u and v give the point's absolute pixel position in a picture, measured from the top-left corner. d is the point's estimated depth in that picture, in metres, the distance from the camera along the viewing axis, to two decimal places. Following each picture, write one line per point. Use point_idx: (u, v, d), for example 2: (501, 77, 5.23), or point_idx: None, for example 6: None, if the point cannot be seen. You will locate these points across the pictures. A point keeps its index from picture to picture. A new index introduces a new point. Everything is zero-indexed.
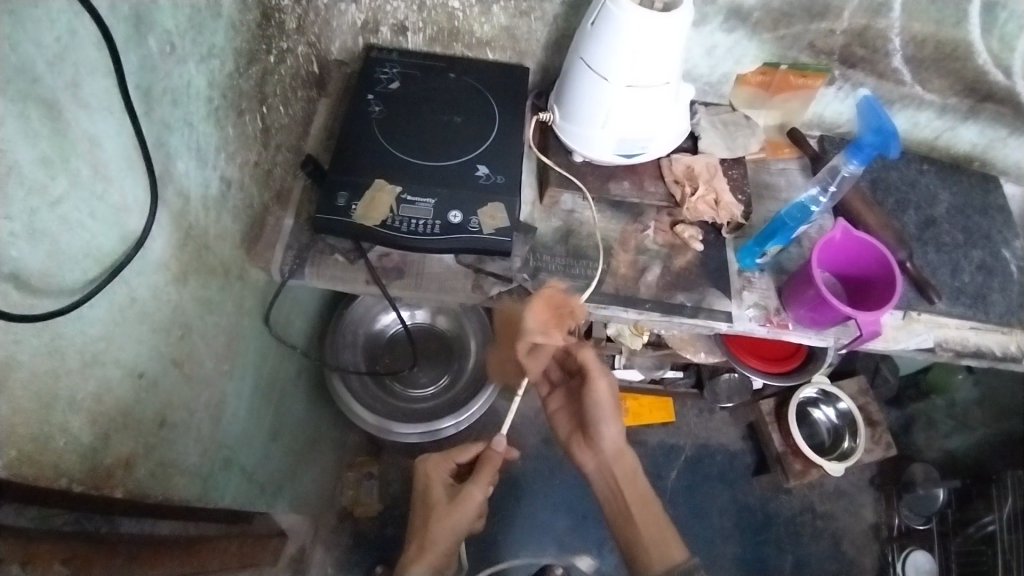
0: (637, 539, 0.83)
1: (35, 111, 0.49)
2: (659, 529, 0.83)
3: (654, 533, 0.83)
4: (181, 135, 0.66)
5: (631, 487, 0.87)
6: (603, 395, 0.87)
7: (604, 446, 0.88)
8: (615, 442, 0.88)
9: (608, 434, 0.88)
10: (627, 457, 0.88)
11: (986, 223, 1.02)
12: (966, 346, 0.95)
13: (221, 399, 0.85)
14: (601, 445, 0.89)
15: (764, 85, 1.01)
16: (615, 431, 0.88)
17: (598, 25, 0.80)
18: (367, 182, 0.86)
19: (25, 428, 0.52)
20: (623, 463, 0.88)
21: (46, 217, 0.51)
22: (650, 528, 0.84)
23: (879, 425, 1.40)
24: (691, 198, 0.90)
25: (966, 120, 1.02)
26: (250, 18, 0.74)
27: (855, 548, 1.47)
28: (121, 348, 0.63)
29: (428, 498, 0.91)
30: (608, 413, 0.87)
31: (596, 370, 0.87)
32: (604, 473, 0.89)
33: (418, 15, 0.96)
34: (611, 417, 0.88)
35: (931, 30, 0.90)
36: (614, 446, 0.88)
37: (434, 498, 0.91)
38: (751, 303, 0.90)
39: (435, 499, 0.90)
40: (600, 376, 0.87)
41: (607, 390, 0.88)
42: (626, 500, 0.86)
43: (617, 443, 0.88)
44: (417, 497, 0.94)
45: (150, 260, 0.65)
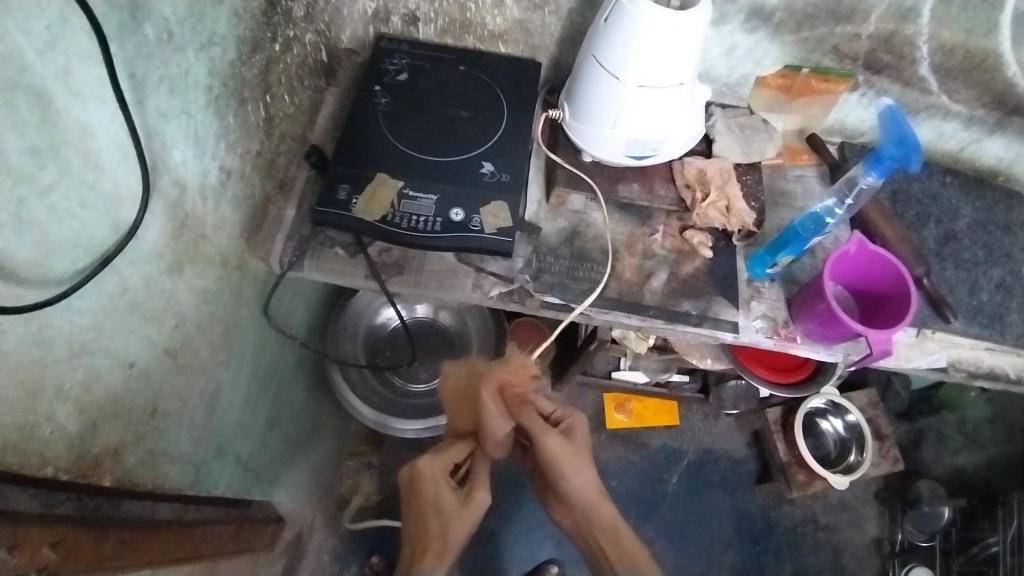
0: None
1: (24, 100, 0.48)
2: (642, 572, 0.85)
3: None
4: (178, 124, 0.65)
5: (611, 543, 0.86)
6: (555, 453, 0.84)
7: (573, 495, 0.86)
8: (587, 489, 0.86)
9: (574, 485, 0.85)
10: (603, 502, 0.87)
11: (1007, 240, 0.98)
12: (979, 367, 0.92)
13: (216, 389, 0.85)
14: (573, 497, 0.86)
15: (784, 89, 0.98)
16: (581, 477, 0.85)
17: (611, 22, 0.77)
18: (369, 175, 0.84)
19: (9, 417, 0.52)
20: (600, 508, 0.87)
21: (33, 206, 0.51)
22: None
23: (887, 439, 1.37)
24: (702, 204, 0.88)
25: (992, 133, 0.98)
26: (255, 5, 0.72)
27: (856, 561, 1.44)
28: (111, 338, 0.62)
29: (439, 505, 0.86)
30: (568, 463, 0.85)
31: (543, 430, 0.84)
32: (582, 523, 0.88)
33: (430, 5, 0.94)
34: (574, 468, 0.85)
35: (961, 39, 0.86)
36: (585, 492, 0.86)
37: (447, 504, 0.86)
38: (759, 314, 0.88)
39: (449, 507, 0.86)
40: (546, 434, 0.84)
41: (558, 444, 0.84)
42: (609, 550, 0.86)
43: (590, 491, 0.86)
44: (423, 504, 0.88)
45: (142, 249, 0.64)
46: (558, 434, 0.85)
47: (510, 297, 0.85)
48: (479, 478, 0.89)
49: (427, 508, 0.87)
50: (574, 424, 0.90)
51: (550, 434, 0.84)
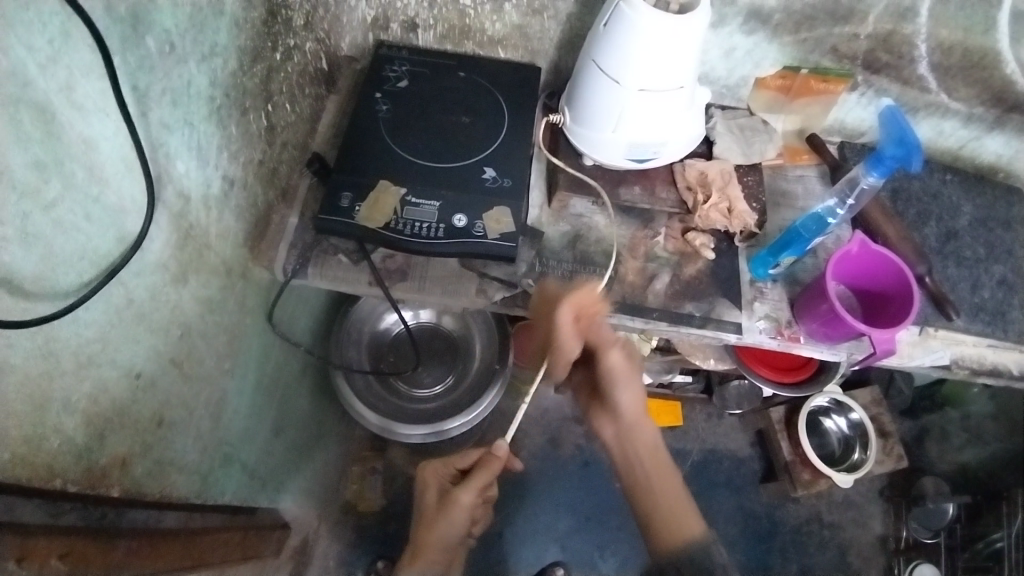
0: (649, 513, 0.74)
1: (26, 115, 0.48)
2: (674, 509, 0.74)
3: (669, 517, 0.73)
4: (181, 135, 0.65)
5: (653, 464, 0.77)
6: (617, 369, 0.79)
7: (622, 409, 0.79)
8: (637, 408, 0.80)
9: (624, 399, 0.79)
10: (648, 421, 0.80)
11: (1009, 237, 0.99)
12: (982, 364, 0.92)
13: (222, 398, 0.85)
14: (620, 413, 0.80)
15: (784, 89, 0.98)
16: (632, 394, 0.79)
17: (611, 26, 0.77)
18: (371, 182, 0.85)
19: (17, 430, 0.52)
20: (647, 429, 0.79)
21: (39, 221, 0.51)
22: (660, 504, 0.74)
23: (891, 437, 1.37)
24: (703, 206, 0.88)
25: (992, 130, 0.98)
26: (255, 14, 0.72)
27: (861, 559, 1.44)
28: (117, 350, 0.62)
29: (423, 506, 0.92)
30: (624, 378, 0.79)
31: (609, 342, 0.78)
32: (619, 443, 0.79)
33: (429, 11, 0.95)
34: (628, 383, 0.79)
35: (959, 37, 0.86)
36: (634, 410, 0.79)
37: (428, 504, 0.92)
38: (762, 315, 0.88)
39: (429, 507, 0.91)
40: (613, 349, 0.78)
41: (622, 360, 0.79)
42: (646, 473, 0.77)
43: (636, 411, 0.79)
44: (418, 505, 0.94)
45: (147, 261, 0.65)
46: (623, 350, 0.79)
47: (515, 301, 0.85)
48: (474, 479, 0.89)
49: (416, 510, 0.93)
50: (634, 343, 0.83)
51: (615, 350, 0.78)
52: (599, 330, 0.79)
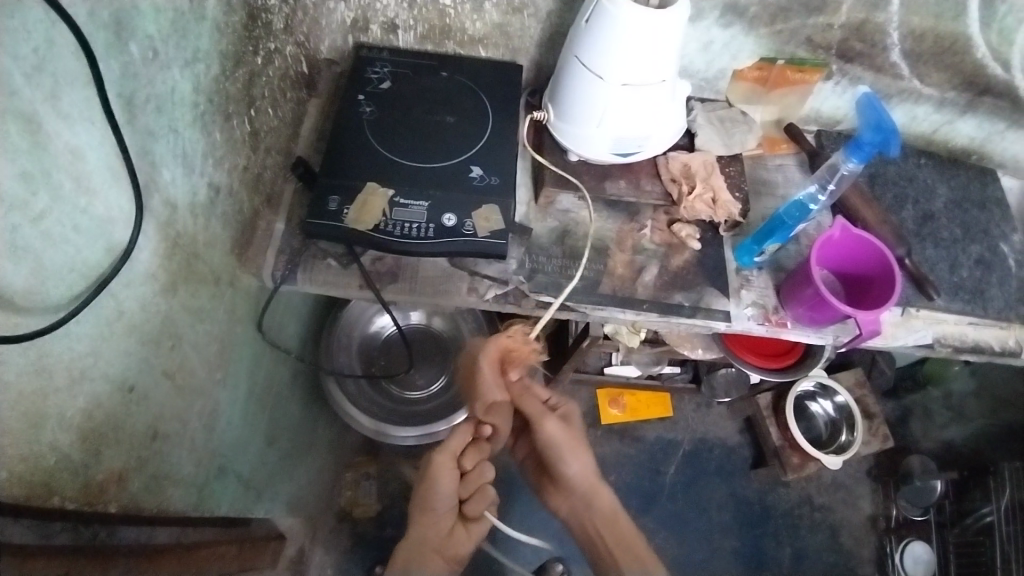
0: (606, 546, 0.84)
1: (13, 125, 0.47)
2: (627, 547, 0.84)
3: (617, 545, 0.84)
4: (166, 142, 0.64)
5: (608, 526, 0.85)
6: (555, 442, 0.84)
7: (571, 480, 0.85)
8: (583, 476, 0.85)
9: (574, 471, 0.85)
10: (600, 488, 0.86)
11: (983, 217, 1.01)
12: (964, 342, 0.94)
13: (215, 408, 0.84)
14: (572, 480, 0.85)
15: (760, 81, 1.00)
16: (579, 464, 0.85)
17: (592, 23, 0.78)
18: (359, 185, 0.84)
19: (12, 449, 0.51)
20: (595, 495, 0.85)
21: (27, 233, 0.50)
22: (618, 541, 0.84)
23: (876, 418, 1.40)
24: (688, 197, 0.89)
25: (964, 114, 1.01)
26: (236, 19, 0.72)
27: (852, 539, 1.47)
28: (109, 362, 0.61)
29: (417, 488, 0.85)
30: (565, 450, 0.84)
31: (541, 416, 0.84)
32: (581, 511, 0.87)
33: (409, 12, 0.95)
34: (571, 452, 0.85)
35: (930, 24, 0.89)
36: (585, 479, 0.85)
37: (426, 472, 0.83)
38: (750, 302, 0.89)
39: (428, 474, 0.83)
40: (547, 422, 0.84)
41: (559, 431, 0.84)
42: (608, 523, 0.85)
43: (587, 479, 0.85)
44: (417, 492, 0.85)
45: (137, 271, 0.64)
46: (557, 419, 0.85)
47: (506, 299, 0.86)
48: (450, 447, 0.82)
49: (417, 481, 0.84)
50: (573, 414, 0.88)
51: (545, 421, 0.84)
52: (528, 403, 0.85)
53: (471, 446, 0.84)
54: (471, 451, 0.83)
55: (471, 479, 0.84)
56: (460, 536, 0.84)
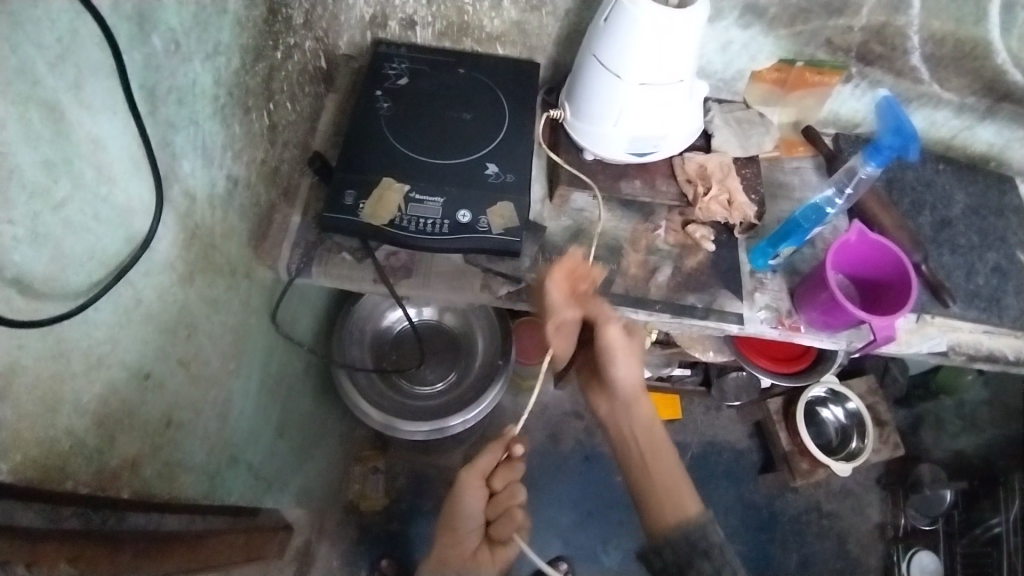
0: (645, 490, 0.74)
1: (36, 114, 0.48)
2: (671, 484, 0.74)
3: (659, 479, 0.74)
4: (186, 133, 0.65)
5: (643, 435, 0.77)
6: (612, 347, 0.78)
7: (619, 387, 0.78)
8: (632, 384, 0.79)
9: (623, 375, 0.78)
10: (644, 401, 0.78)
11: (1001, 225, 1.00)
12: (979, 350, 0.93)
13: (228, 399, 0.85)
14: (620, 386, 0.79)
15: (779, 82, 0.99)
16: (631, 371, 0.78)
17: (611, 21, 0.78)
18: (374, 180, 0.85)
19: (29, 432, 0.52)
20: (640, 404, 0.78)
21: (48, 220, 0.51)
22: (659, 473, 0.74)
23: (887, 425, 1.39)
24: (704, 198, 0.89)
25: (984, 120, 1.00)
26: (257, 13, 0.72)
27: (860, 546, 1.46)
28: (126, 350, 0.62)
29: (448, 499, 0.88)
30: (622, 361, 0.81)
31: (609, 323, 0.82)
32: (619, 420, 0.79)
33: (428, 9, 0.95)
34: (626, 359, 0.78)
35: (951, 28, 0.88)
36: (633, 385, 0.78)
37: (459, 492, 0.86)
38: (763, 305, 0.89)
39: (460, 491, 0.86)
40: (609, 323, 0.78)
41: (619, 332, 0.78)
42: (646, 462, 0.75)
43: (636, 388, 0.78)
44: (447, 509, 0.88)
45: (155, 261, 0.64)
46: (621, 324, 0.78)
47: (518, 296, 0.86)
48: (478, 466, 0.85)
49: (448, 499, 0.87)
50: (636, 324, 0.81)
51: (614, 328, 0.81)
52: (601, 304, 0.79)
53: (502, 467, 0.86)
54: (501, 471, 0.86)
55: (499, 499, 0.87)
56: (484, 560, 0.86)
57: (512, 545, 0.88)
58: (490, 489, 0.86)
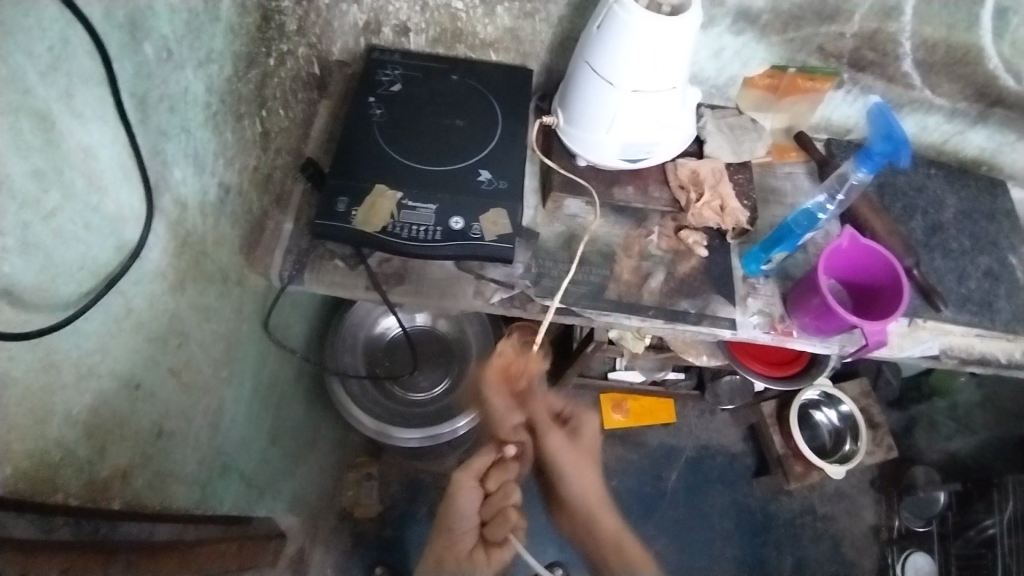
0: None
1: (27, 122, 0.48)
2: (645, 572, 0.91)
3: (636, 572, 0.91)
4: (177, 142, 0.65)
5: (612, 549, 0.92)
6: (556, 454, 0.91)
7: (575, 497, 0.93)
8: (591, 488, 0.93)
9: (578, 486, 0.92)
10: (603, 508, 0.93)
11: (993, 229, 1.01)
12: (971, 353, 0.94)
13: (220, 407, 0.84)
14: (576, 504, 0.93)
15: (771, 89, 1.00)
16: (582, 480, 0.92)
17: (604, 29, 0.78)
18: (367, 187, 0.85)
19: (19, 445, 0.51)
20: (597, 505, 0.93)
21: (38, 231, 0.50)
22: (632, 572, 0.91)
23: (881, 428, 1.40)
24: (697, 204, 0.89)
25: (975, 125, 1.00)
26: (249, 20, 0.72)
27: (854, 549, 1.47)
28: (117, 360, 0.62)
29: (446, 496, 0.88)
30: (570, 463, 0.92)
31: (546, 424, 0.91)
32: (583, 536, 0.94)
33: (421, 15, 0.95)
34: (576, 465, 0.92)
35: (942, 34, 0.89)
36: (589, 496, 0.93)
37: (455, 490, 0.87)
38: (756, 310, 0.89)
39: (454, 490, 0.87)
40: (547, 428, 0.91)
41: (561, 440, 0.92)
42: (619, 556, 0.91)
43: (595, 496, 0.93)
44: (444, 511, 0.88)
45: (146, 269, 0.64)
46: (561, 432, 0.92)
47: (511, 303, 0.86)
48: (472, 465, 0.85)
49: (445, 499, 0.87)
50: (582, 424, 0.95)
51: (552, 433, 0.91)
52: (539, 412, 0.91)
53: (497, 467, 0.86)
54: (495, 471, 0.86)
55: (494, 500, 0.86)
56: (479, 561, 0.85)
57: (508, 546, 0.86)
58: (485, 489, 0.86)
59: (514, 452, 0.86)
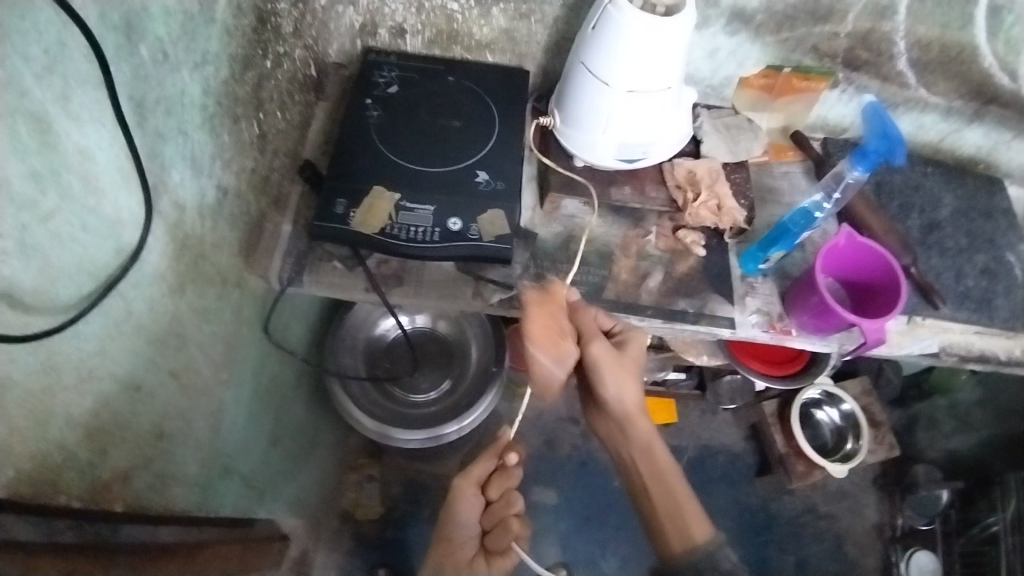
0: (653, 513, 0.81)
1: (24, 125, 0.48)
2: (678, 501, 0.80)
3: (666, 500, 0.80)
4: (175, 144, 0.65)
5: (645, 458, 0.84)
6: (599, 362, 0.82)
7: (614, 406, 0.84)
8: (630, 400, 0.84)
9: (617, 394, 0.84)
10: (640, 417, 0.84)
11: (990, 226, 1.01)
12: (970, 351, 0.94)
13: (220, 409, 0.85)
14: (615, 408, 0.84)
15: (767, 88, 1.00)
16: (622, 388, 0.83)
17: (599, 28, 0.79)
18: (365, 189, 0.85)
19: (18, 446, 0.51)
20: (639, 415, 0.84)
21: (37, 232, 0.51)
22: (666, 501, 0.80)
23: (882, 426, 1.39)
24: (693, 204, 0.89)
25: (971, 123, 1.00)
26: (245, 22, 0.73)
27: (857, 548, 1.47)
28: (117, 362, 0.62)
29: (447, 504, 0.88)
30: (611, 374, 0.83)
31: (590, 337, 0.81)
32: (619, 443, 0.86)
33: (417, 16, 0.96)
34: (619, 374, 0.83)
35: (937, 33, 0.89)
36: (630, 403, 0.84)
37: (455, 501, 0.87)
38: (754, 309, 0.89)
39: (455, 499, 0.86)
40: (593, 339, 0.81)
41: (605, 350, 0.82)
42: (649, 483, 0.83)
43: (635, 403, 0.84)
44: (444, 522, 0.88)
45: (145, 272, 0.65)
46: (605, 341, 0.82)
47: (509, 303, 0.86)
48: (474, 474, 0.86)
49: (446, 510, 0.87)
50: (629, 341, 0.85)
51: (595, 342, 0.81)
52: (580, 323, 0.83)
53: (498, 475, 0.87)
54: (495, 479, 0.87)
55: (495, 509, 0.87)
56: (480, 568, 0.86)
57: (509, 556, 0.87)
58: (487, 497, 0.87)
59: (515, 460, 0.87)
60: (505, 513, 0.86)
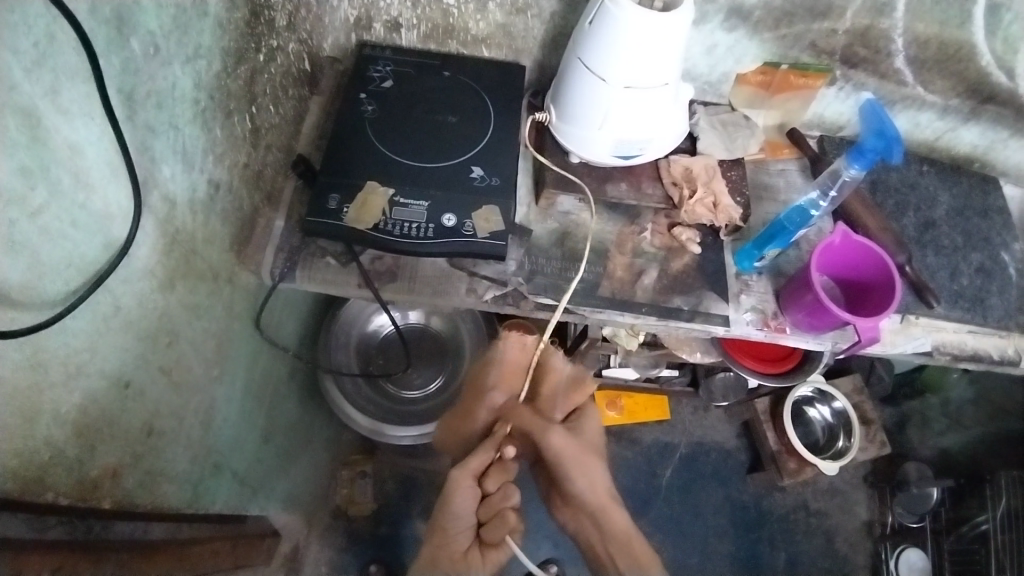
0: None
1: (12, 120, 0.47)
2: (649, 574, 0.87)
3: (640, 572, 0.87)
4: (166, 138, 0.64)
5: (624, 545, 0.89)
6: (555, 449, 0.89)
7: (583, 499, 0.90)
8: (597, 496, 0.90)
9: (584, 488, 0.90)
10: (614, 508, 0.91)
11: (985, 225, 1.01)
12: (963, 350, 0.94)
13: (211, 406, 0.84)
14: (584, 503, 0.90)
15: (763, 85, 1.00)
16: (588, 482, 0.90)
17: (596, 25, 0.78)
18: (359, 183, 0.84)
19: (6, 444, 0.51)
20: (606, 509, 0.90)
21: (25, 227, 0.50)
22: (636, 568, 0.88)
23: (874, 424, 1.40)
24: (689, 201, 0.89)
25: (967, 121, 1.00)
26: (238, 15, 0.72)
27: (848, 545, 1.47)
28: (106, 358, 0.61)
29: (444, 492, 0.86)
30: (572, 462, 0.90)
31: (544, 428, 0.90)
32: (592, 530, 0.92)
33: (412, 10, 0.94)
34: (578, 466, 0.90)
35: (935, 30, 0.89)
36: (595, 497, 0.90)
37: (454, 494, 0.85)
38: (749, 307, 0.89)
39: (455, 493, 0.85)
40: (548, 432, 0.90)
41: (561, 438, 0.90)
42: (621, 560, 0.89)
43: (601, 498, 0.91)
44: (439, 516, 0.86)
45: (135, 267, 0.64)
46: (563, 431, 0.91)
47: (504, 300, 0.86)
48: (473, 467, 0.85)
49: (446, 498, 0.85)
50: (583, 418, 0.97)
51: (551, 432, 0.89)
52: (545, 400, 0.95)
53: (496, 467, 0.86)
54: (494, 471, 0.86)
55: (492, 501, 0.86)
56: (474, 560, 0.85)
57: (504, 548, 0.87)
58: (483, 489, 0.86)
59: (514, 452, 0.87)
60: (503, 502, 0.86)
